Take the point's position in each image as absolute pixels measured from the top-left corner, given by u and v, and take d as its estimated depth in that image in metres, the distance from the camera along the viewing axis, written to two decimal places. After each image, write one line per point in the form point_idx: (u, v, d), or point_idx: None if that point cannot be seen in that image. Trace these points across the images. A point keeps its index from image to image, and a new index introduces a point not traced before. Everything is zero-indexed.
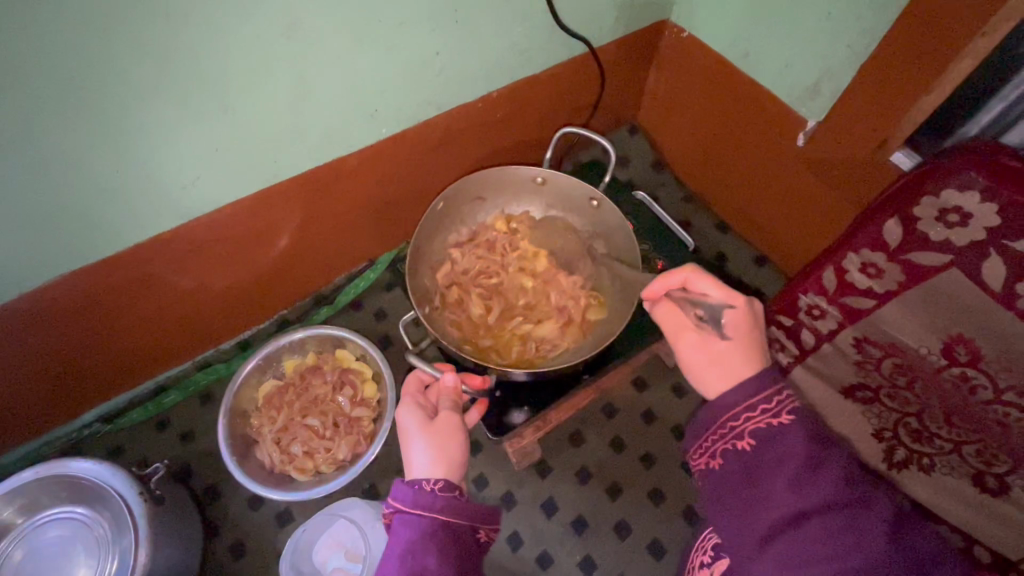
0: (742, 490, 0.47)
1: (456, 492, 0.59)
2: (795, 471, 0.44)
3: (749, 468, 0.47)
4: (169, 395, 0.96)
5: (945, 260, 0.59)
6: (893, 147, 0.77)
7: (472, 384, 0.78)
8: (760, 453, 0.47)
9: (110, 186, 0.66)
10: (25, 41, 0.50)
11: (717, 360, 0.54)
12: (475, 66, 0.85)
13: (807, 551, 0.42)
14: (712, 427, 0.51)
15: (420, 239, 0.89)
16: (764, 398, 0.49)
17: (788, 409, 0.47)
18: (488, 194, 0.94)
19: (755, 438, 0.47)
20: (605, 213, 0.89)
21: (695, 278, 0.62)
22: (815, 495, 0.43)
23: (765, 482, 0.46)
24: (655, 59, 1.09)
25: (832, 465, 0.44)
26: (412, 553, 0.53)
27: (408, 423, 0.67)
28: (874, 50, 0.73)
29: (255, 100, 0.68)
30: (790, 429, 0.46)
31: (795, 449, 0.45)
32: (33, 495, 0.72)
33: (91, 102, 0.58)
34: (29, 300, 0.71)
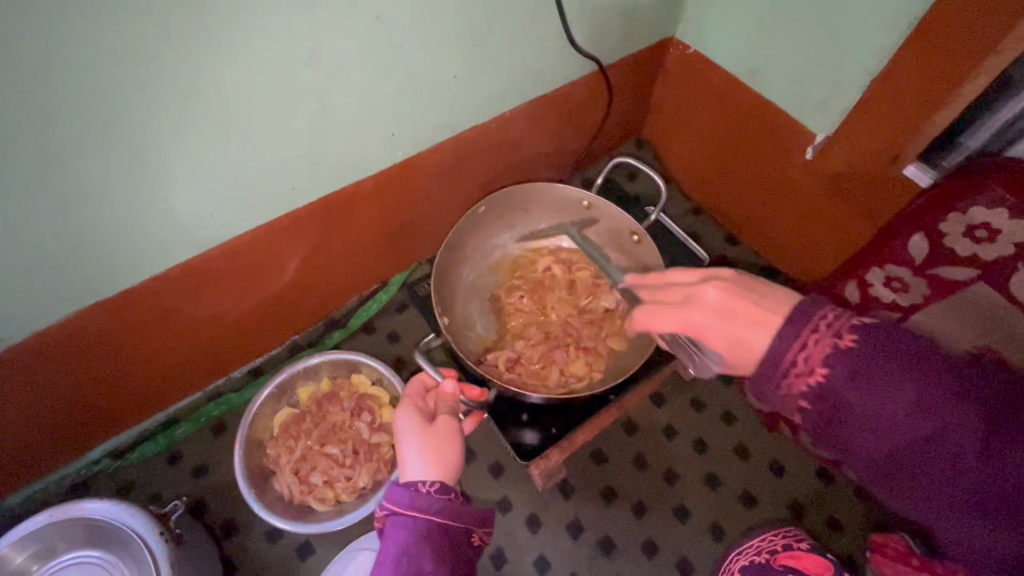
0: (831, 435, 0.47)
1: (452, 494, 0.59)
2: (886, 412, 0.43)
3: (826, 420, 0.46)
4: (180, 427, 0.93)
5: (972, 273, 0.60)
6: (907, 160, 0.78)
7: (471, 396, 0.77)
8: (834, 410, 0.45)
9: (129, 219, 0.65)
10: (51, 76, 0.49)
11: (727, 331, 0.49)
12: (490, 87, 0.85)
13: (925, 474, 0.43)
14: (772, 383, 0.47)
15: (456, 238, 0.91)
16: (794, 356, 0.46)
17: (822, 361, 0.44)
18: (528, 208, 0.94)
19: (812, 398, 0.45)
20: (644, 249, 0.89)
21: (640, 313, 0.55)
22: (914, 428, 0.42)
23: (857, 432, 0.45)
24: (661, 76, 1.10)
25: (884, 391, 0.42)
26: (407, 556, 0.53)
27: (404, 424, 0.66)
28: (884, 67, 0.75)
29: (275, 127, 0.67)
30: (837, 376, 0.44)
31: (849, 392, 0.44)
32: (48, 540, 0.69)
33: (114, 136, 0.56)
34: (41, 337, 0.69)
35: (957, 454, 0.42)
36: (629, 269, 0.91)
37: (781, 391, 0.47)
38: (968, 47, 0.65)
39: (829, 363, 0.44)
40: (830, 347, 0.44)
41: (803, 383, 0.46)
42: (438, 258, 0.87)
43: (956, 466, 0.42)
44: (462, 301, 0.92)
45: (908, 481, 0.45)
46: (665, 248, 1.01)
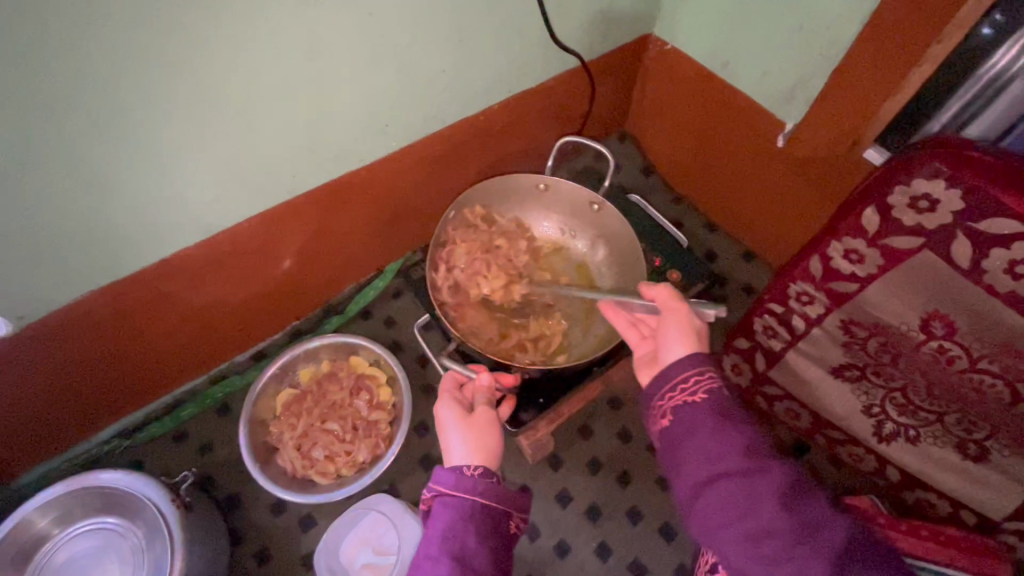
0: (668, 458, 0.56)
1: (496, 478, 0.60)
2: (704, 442, 0.53)
3: (668, 442, 0.56)
4: (186, 408, 0.97)
5: (918, 243, 0.65)
6: (867, 143, 0.85)
7: (505, 382, 0.81)
8: (677, 430, 0.55)
9: (140, 203, 0.70)
10: (72, 68, 0.54)
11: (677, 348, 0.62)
12: (477, 80, 0.90)
13: (717, 510, 0.50)
14: (648, 408, 0.60)
15: (438, 237, 0.94)
16: (683, 381, 0.57)
17: (702, 391, 0.56)
18: (496, 202, 0.99)
19: (676, 416, 0.56)
20: (607, 215, 0.94)
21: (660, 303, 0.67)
22: (724, 465, 0.51)
23: (681, 452, 0.54)
24: (641, 71, 1.15)
25: (733, 436, 0.52)
26: (452, 534, 0.56)
27: (447, 416, 0.69)
28: (842, 57, 0.80)
29: (277, 116, 0.72)
30: (702, 408, 0.54)
31: (704, 421, 0.53)
32: (66, 507, 0.73)
33: (130, 123, 0.61)
34: (57, 316, 0.74)
35: (760, 511, 0.48)
36: (596, 244, 0.98)
37: (658, 403, 0.58)
38: (915, 36, 0.70)
39: (706, 395, 0.55)
40: (712, 387, 0.56)
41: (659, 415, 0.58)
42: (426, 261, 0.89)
43: (749, 520, 0.48)
44: (453, 295, 0.92)
45: (702, 515, 0.51)
46: (646, 233, 1.06)
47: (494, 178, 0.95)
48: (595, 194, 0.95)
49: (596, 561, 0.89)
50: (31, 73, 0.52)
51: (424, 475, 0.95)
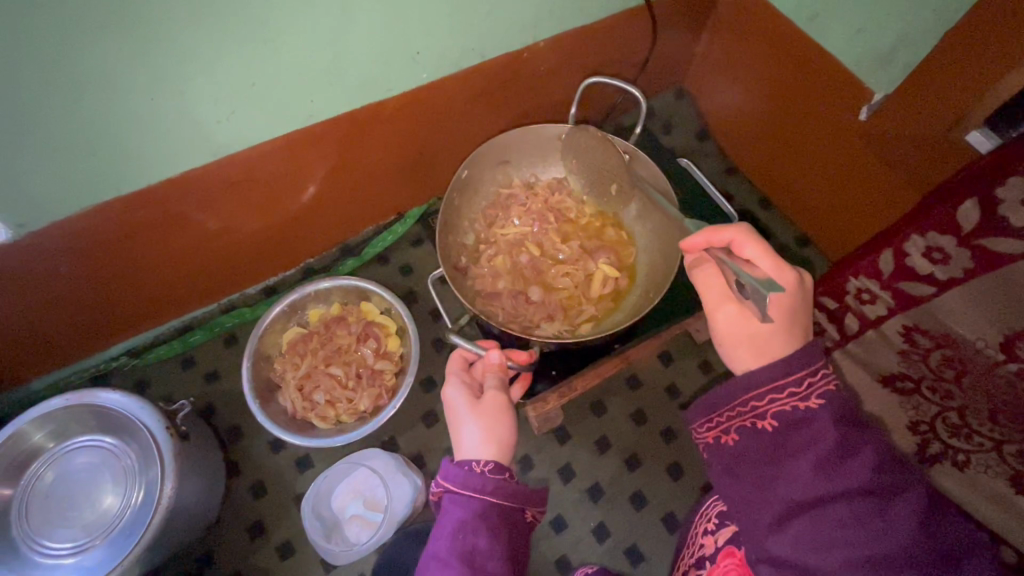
0: (761, 468, 0.46)
1: (507, 474, 0.57)
2: (818, 454, 0.43)
3: (765, 448, 0.46)
4: (195, 334, 0.96)
5: (1021, 248, 0.56)
6: (971, 126, 0.71)
7: (517, 360, 0.76)
8: (780, 436, 0.45)
9: (144, 117, 0.64)
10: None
11: (751, 337, 0.52)
12: (525, 11, 0.80)
13: (826, 537, 0.41)
14: (727, 406, 0.49)
15: (455, 193, 0.87)
16: (795, 380, 0.46)
17: (819, 393, 0.45)
18: (516, 157, 0.91)
19: (782, 420, 0.45)
20: (639, 167, 0.83)
21: (741, 241, 0.54)
22: (843, 483, 0.41)
23: (786, 462, 0.44)
24: (712, 18, 1.02)
25: (859, 450, 0.42)
26: (462, 533, 0.52)
27: (456, 401, 0.65)
28: (961, 17, 0.67)
29: (296, 32, 0.64)
30: (820, 412, 0.44)
31: (824, 432, 0.43)
32: (64, 421, 0.73)
33: (130, 25, 0.54)
34: (60, 228, 0.70)
35: (889, 542, 0.39)
36: (607, 173, 0.82)
37: (754, 402, 0.47)
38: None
39: (825, 397, 0.44)
40: (829, 389, 0.45)
41: (752, 416, 0.47)
42: (439, 220, 0.83)
43: (874, 551, 0.39)
44: (466, 259, 0.88)
45: (805, 540, 0.42)
46: (691, 204, 0.96)
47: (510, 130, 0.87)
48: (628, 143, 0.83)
49: (592, 542, 0.85)
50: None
51: (425, 432, 0.92)
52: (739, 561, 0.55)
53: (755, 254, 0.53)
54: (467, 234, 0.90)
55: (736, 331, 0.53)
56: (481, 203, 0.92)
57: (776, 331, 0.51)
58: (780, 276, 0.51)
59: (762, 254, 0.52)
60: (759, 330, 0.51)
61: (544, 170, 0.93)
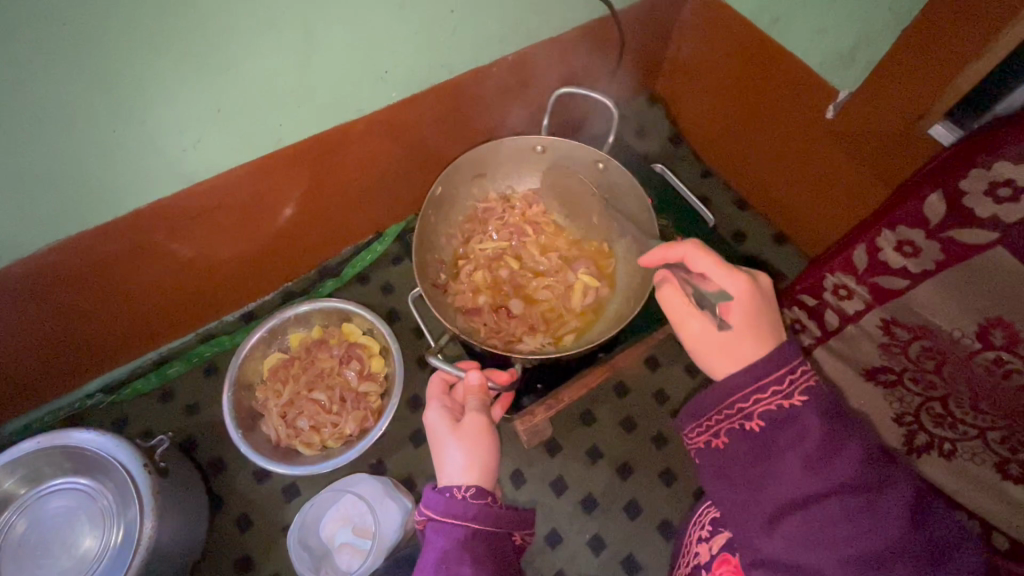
0: (752, 471, 0.45)
1: (490, 499, 0.56)
2: (807, 454, 0.42)
3: (755, 450, 0.45)
4: (173, 366, 0.94)
5: (991, 238, 0.57)
6: (933, 119, 0.72)
7: (500, 381, 0.73)
8: (768, 438, 0.44)
9: (109, 149, 0.63)
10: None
11: (720, 346, 0.51)
12: (491, 26, 0.80)
13: (820, 536, 0.41)
14: (714, 410, 0.49)
15: (430, 211, 0.86)
16: (777, 378, 0.45)
17: (802, 388, 0.44)
18: (489, 170, 0.89)
19: (768, 420, 0.45)
20: (611, 175, 0.82)
21: (692, 256, 0.55)
22: (835, 483, 0.41)
23: (776, 463, 0.44)
24: (678, 24, 1.03)
25: (848, 448, 0.41)
26: (447, 563, 0.50)
27: (436, 425, 0.64)
28: (915, 15, 0.68)
29: (260, 57, 0.64)
30: (805, 410, 0.43)
31: (809, 427, 0.43)
32: (37, 465, 0.71)
33: (88, 56, 0.53)
34: (26, 265, 0.68)
35: (883, 540, 0.39)
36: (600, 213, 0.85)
37: (741, 404, 0.46)
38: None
39: (808, 393, 0.44)
40: (811, 384, 0.44)
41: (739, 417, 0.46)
42: (415, 236, 0.81)
43: (867, 547, 0.39)
44: (445, 275, 0.88)
45: (800, 542, 0.41)
46: (669, 207, 0.96)
47: (482, 147, 0.85)
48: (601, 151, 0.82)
49: (588, 554, 0.84)
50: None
51: (414, 452, 0.91)
52: (733, 567, 0.55)
53: (705, 265, 0.54)
54: (444, 251, 0.89)
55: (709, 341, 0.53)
56: (458, 221, 0.91)
57: (741, 336, 0.50)
58: (733, 284, 0.52)
59: (714, 265, 0.53)
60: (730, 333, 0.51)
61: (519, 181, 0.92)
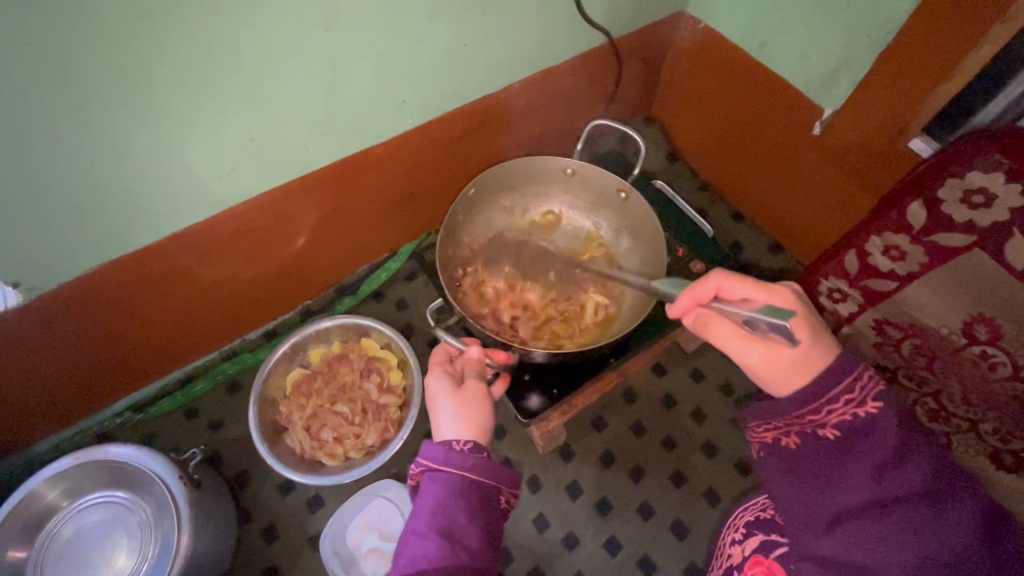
0: (819, 472, 0.47)
1: (485, 453, 0.60)
2: (880, 463, 0.43)
3: (827, 455, 0.47)
4: (198, 384, 0.97)
5: (968, 240, 0.62)
6: (914, 134, 0.79)
7: (496, 360, 0.78)
8: (845, 444, 0.46)
9: (151, 177, 0.68)
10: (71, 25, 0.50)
11: (796, 364, 0.51)
12: (500, 56, 0.86)
13: (879, 543, 0.42)
14: (787, 414, 0.50)
15: (457, 213, 0.92)
16: (847, 387, 0.46)
17: (874, 396, 0.45)
18: (517, 183, 0.96)
19: (841, 429, 0.46)
20: (633, 205, 0.91)
21: (726, 284, 0.58)
22: (902, 494, 0.42)
23: (847, 470, 0.45)
24: (672, 50, 1.10)
25: (921, 462, 0.42)
26: (442, 510, 0.54)
27: (437, 388, 0.68)
28: (891, 40, 0.75)
29: (291, 89, 0.69)
30: (882, 421, 0.45)
31: (888, 439, 0.44)
32: (76, 479, 0.74)
33: (140, 93, 0.59)
34: (68, 289, 0.72)
35: (943, 552, 0.40)
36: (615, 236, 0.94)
37: (812, 412, 0.48)
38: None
39: (885, 402, 0.45)
40: (885, 392, 0.45)
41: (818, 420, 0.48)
42: (442, 230, 0.88)
43: (924, 553, 0.41)
44: (465, 271, 0.93)
45: (858, 544, 0.43)
46: (669, 221, 1.02)
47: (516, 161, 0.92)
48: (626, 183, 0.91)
49: (604, 556, 0.87)
50: (25, 29, 0.49)
51: None
52: (767, 569, 0.53)
53: (745, 291, 0.57)
54: (466, 249, 0.95)
55: (773, 361, 0.52)
56: (480, 226, 0.96)
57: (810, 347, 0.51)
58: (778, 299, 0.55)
59: (751, 289, 0.57)
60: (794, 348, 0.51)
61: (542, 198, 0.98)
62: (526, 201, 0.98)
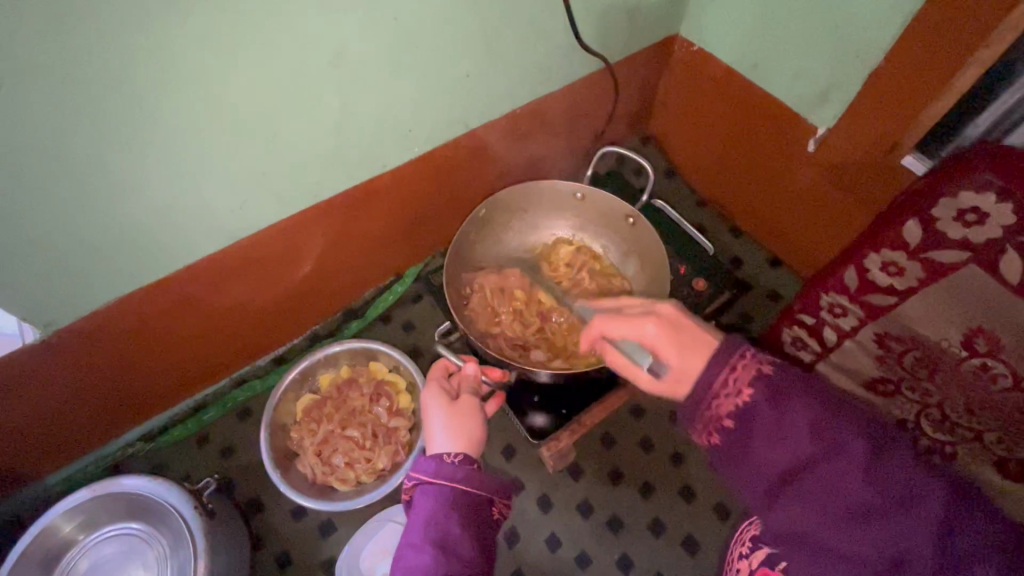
0: (748, 460, 0.48)
1: (475, 466, 0.61)
2: (782, 431, 0.46)
3: (743, 442, 0.48)
4: (208, 412, 0.98)
5: (964, 257, 0.63)
6: (906, 151, 0.81)
7: (492, 377, 0.80)
8: (746, 428, 0.48)
9: (166, 212, 0.69)
10: (93, 72, 0.52)
11: (670, 384, 0.55)
12: (501, 84, 0.89)
13: (819, 501, 0.43)
14: (700, 418, 0.51)
15: (468, 233, 0.94)
16: (722, 381, 0.50)
17: (748, 380, 0.49)
18: (527, 206, 0.98)
19: (734, 416, 0.49)
20: (641, 230, 0.93)
21: (599, 325, 0.61)
22: (808, 447, 0.45)
23: (763, 448, 0.47)
24: (667, 72, 1.13)
25: (798, 417, 0.46)
26: (435, 521, 0.55)
27: (431, 403, 0.69)
28: (880, 62, 0.77)
29: (301, 123, 0.71)
30: (755, 398, 0.48)
31: (769, 411, 0.47)
32: (93, 512, 0.74)
33: (157, 132, 0.61)
34: (84, 322, 0.74)
35: (861, 486, 0.42)
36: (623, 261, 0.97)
37: (709, 412, 0.50)
38: (964, 19, 0.65)
39: (754, 383, 0.48)
40: (756, 372, 0.49)
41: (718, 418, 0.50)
42: (451, 251, 0.90)
43: (852, 496, 0.42)
44: (474, 292, 0.95)
45: (810, 513, 0.44)
46: (670, 238, 1.04)
47: (528, 183, 0.95)
48: (633, 208, 0.94)
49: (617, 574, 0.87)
50: (50, 77, 0.51)
51: None
52: None
53: (613, 326, 0.59)
54: (474, 269, 0.97)
55: (658, 383, 0.56)
56: (488, 248, 0.98)
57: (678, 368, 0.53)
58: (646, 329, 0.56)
59: (619, 323, 0.59)
60: (669, 370, 0.54)
61: (549, 221, 1.00)
62: (533, 225, 0.99)
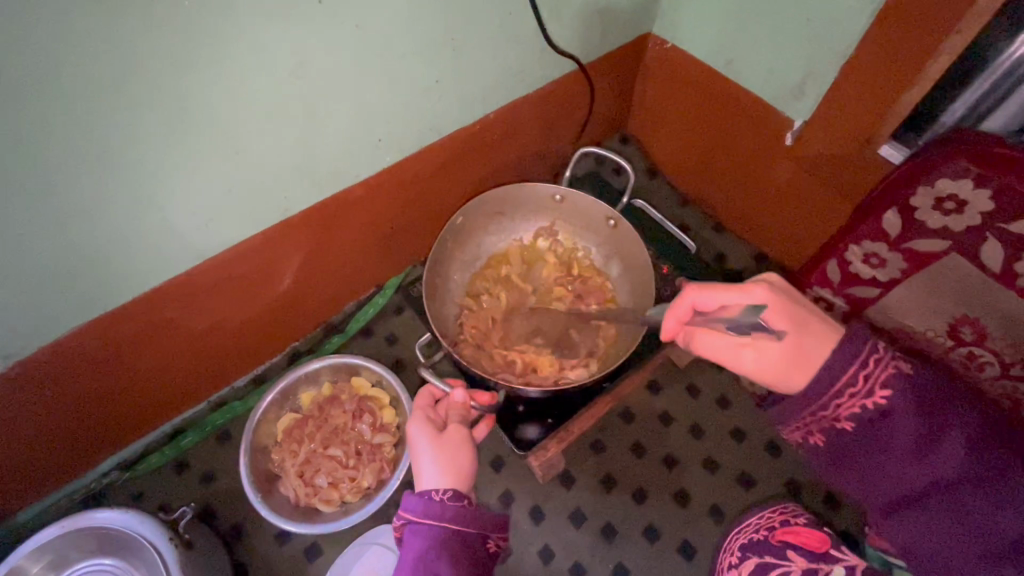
0: (859, 462, 0.48)
1: (466, 501, 0.59)
2: (916, 446, 0.44)
3: (860, 446, 0.47)
4: (187, 437, 0.95)
5: (945, 246, 0.62)
6: (881, 142, 0.81)
7: (481, 402, 0.79)
8: (867, 434, 0.46)
9: (127, 235, 0.67)
10: (34, 91, 0.50)
11: (787, 359, 0.51)
12: (473, 89, 0.87)
13: (940, 521, 0.42)
14: (805, 411, 0.49)
15: (445, 245, 0.92)
16: (851, 379, 0.46)
17: (881, 384, 0.45)
18: (505, 211, 0.96)
19: (858, 421, 0.47)
20: (622, 231, 0.92)
21: (698, 297, 0.59)
22: (939, 469, 0.43)
23: (881, 457, 0.46)
24: (642, 70, 1.12)
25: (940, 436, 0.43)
26: (425, 564, 0.53)
27: (417, 434, 0.67)
28: (853, 52, 0.77)
29: (265, 137, 0.69)
30: (890, 406, 0.45)
31: (902, 420, 0.45)
32: (63, 549, 0.71)
33: (111, 152, 0.58)
34: (46, 353, 0.71)
35: (994, 521, 0.40)
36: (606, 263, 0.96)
37: (821, 412, 0.49)
38: (934, 6, 0.65)
39: (890, 385, 0.45)
40: (890, 374, 0.45)
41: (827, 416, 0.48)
42: (427, 266, 0.88)
43: (977, 525, 0.41)
44: (456, 304, 0.94)
45: (921, 525, 0.43)
46: (652, 239, 1.02)
47: (503, 187, 0.92)
48: (613, 210, 0.92)
49: None
50: None
51: None
52: None
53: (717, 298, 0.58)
54: (454, 281, 0.95)
55: (769, 360, 0.52)
56: (468, 259, 0.96)
57: (799, 340, 0.52)
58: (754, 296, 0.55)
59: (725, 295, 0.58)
60: (785, 350, 0.52)
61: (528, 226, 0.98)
62: (513, 231, 0.98)
